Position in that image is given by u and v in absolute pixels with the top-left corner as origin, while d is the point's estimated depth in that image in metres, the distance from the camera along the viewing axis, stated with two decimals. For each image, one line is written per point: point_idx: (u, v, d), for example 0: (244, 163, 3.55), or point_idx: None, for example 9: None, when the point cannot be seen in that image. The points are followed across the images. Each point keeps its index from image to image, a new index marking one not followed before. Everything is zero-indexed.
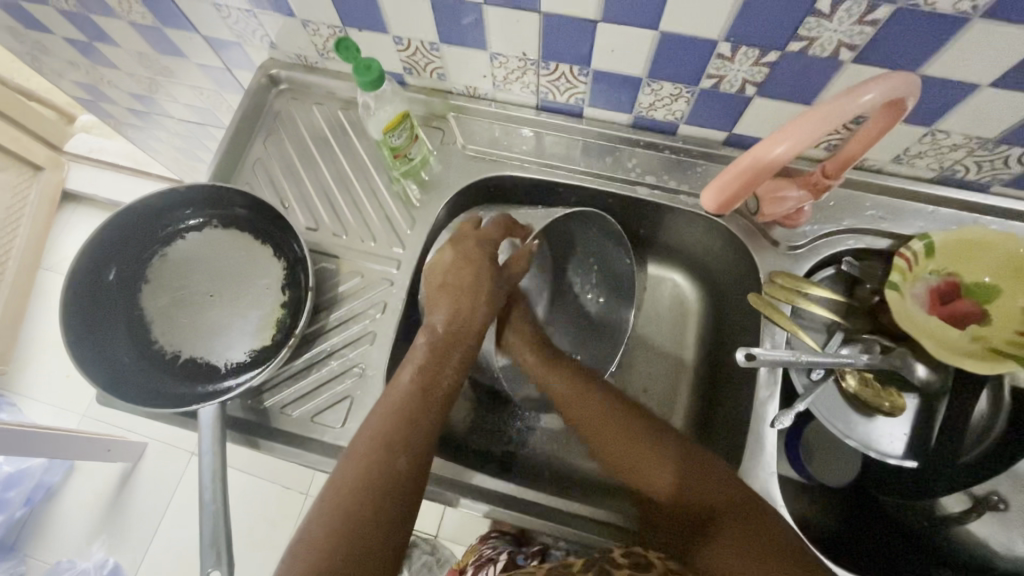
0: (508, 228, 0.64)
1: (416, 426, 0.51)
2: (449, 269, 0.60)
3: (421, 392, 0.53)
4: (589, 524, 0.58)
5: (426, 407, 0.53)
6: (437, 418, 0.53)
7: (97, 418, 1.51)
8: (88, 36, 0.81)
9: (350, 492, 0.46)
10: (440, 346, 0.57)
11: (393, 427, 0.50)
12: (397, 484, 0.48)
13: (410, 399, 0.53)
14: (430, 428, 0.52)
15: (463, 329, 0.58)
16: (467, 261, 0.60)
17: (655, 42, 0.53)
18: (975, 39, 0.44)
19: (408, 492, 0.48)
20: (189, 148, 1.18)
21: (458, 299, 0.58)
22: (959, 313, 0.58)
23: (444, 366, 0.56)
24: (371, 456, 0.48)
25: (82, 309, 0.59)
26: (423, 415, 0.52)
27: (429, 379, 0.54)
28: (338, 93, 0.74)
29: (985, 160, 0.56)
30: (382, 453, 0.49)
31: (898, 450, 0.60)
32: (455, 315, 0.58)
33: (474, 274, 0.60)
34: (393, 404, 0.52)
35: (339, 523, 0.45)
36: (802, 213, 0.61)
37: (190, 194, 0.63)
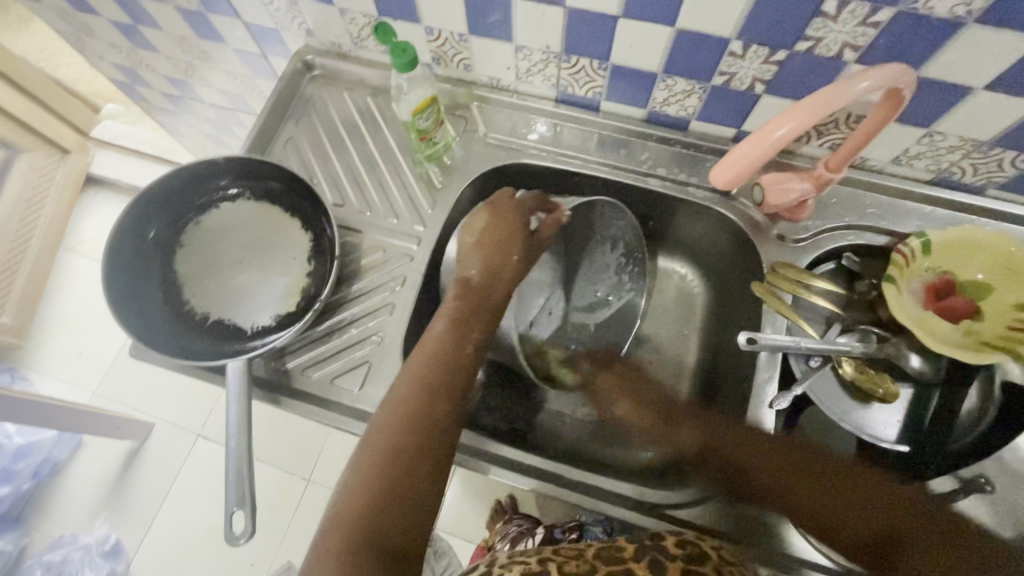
0: (540, 202, 0.66)
1: (452, 369, 0.54)
2: (488, 236, 0.63)
3: (451, 344, 0.56)
4: (618, 496, 0.60)
5: (461, 354, 0.56)
6: (469, 369, 0.56)
7: (107, 396, 1.53)
8: (133, 19, 0.86)
9: (393, 431, 0.50)
10: (475, 301, 0.59)
11: (429, 372, 0.54)
12: (435, 431, 0.51)
13: (443, 350, 0.55)
14: (464, 373, 0.55)
15: (494, 283, 0.61)
16: (501, 223, 0.63)
17: (671, 39, 0.57)
18: (970, 43, 0.48)
19: (445, 434, 0.51)
20: (215, 134, 1.23)
21: (493, 256, 0.62)
22: (953, 308, 0.61)
23: (477, 314, 0.59)
24: (408, 404, 0.51)
25: (122, 266, 0.62)
26: (454, 368, 0.54)
27: (461, 326, 0.57)
28: (368, 81, 0.78)
29: (979, 163, 0.60)
30: (421, 401, 0.52)
31: (892, 436, 0.62)
32: (488, 270, 0.61)
33: (508, 234, 0.63)
34: (429, 356, 0.55)
35: (382, 458, 0.48)
36: (805, 207, 0.64)
37: (227, 164, 0.67)
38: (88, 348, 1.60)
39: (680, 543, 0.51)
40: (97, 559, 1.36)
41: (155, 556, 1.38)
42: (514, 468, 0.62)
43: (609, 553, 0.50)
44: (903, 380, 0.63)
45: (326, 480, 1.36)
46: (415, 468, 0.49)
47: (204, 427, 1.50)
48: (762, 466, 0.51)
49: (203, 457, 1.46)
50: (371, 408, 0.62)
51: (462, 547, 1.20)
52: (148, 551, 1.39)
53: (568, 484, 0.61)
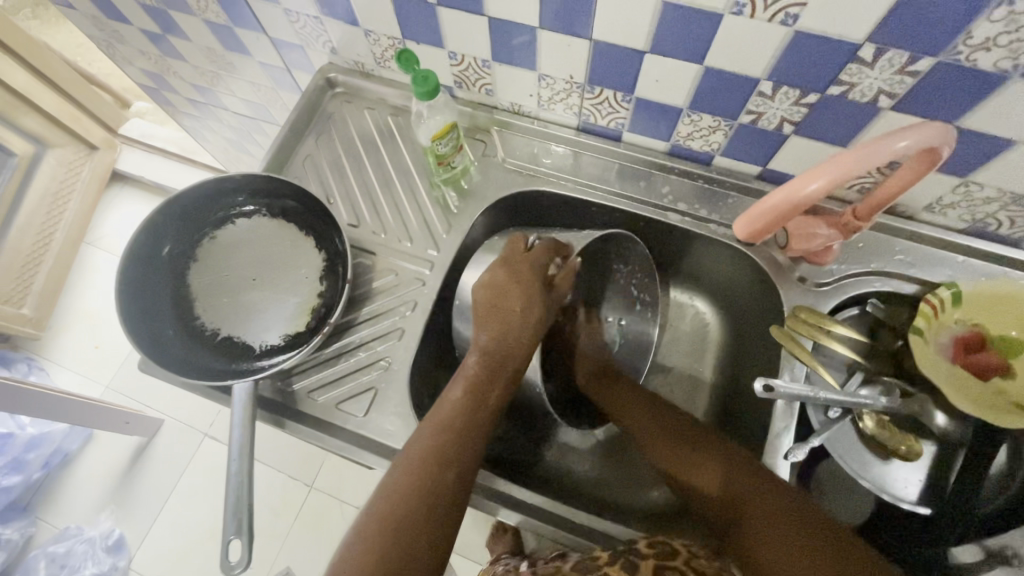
0: (554, 250, 0.64)
1: (464, 440, 0.53)
2: (512, 297, 0.60)
3: (468, 412, 0.55)
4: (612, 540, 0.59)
5: (473, 423, 0.55)
6: (482, 441, 0.55)
7: (119, 391, 1.55)
8: (162, 29, 0.87)
9: (401, 499, 0.49)
10: (493, 368, 0.58)
11: (443, 440, 0.52)
12: (444, 502, 0.50)
13: (459, 418, 0.54)
14: (476, 444, 0.54)
15: (512, 348, 0.58)
16: (515, 282, 0.60)
17: (698, 76, 0.55)
18: (1015, 97, 0.45)
19: (451, 508, 0.50)
20: (238, 140, 1.24)
21: (510, 321, 0.59)
22: (983, 363, 0.58)
23: (494, 384, 0.57)
24: (417, 474, 0.50)
25: (135, 280, 0.62)
26: (471, 436, 0.54)
27: (477, 396, 0.56)
28: (388, 100, 0.78)
29: (1018, 216, 0.57)
30: (428, 471, 0.51)
31: (913, 496, 0.59)
32: (504, 335, 0.58)
33: (524, 295, 0.60)
34: (445, 426, 0.53)
35: (387, 527, 0.47)
36: (831, 251, 0.62)
37: (245, 181, 0.67)
38: (104, 342, 1.63)
39: (652, 544, 0.53)
40: (100, 553, 1.36)
41: (157, 555, 1.39)
42: (508, 504, 0.61)
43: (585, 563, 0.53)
44: (925, 436, 0.61)
45: (329, 488, 1.35)
46: (421, 541, 0.47)
47: (212, 427, 1.51)
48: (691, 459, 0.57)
49: (209, 457, 1.47)
50: (375, 434, 0.61)
51: (461, 565, 1.18)
52: (150, 548, 1.39)
53: (556, 520, 0.60)
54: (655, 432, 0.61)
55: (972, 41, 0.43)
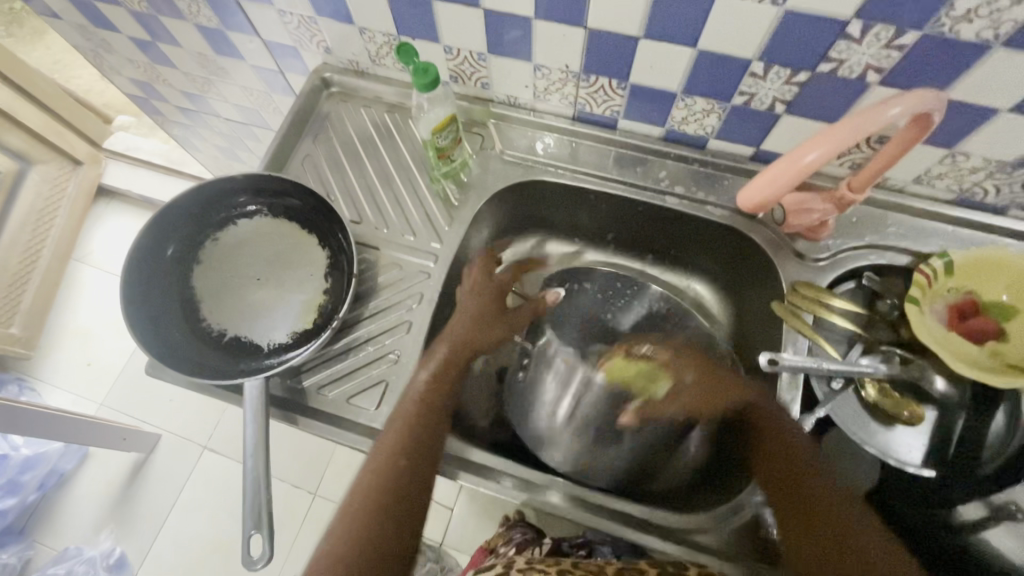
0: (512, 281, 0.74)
1: (422, 423, 0.59)
2: (471, 314, 0.68)
3: (418, 412, 0.60)
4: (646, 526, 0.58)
5: (433, 407, 0.61)
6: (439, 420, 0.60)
7: (114, 407, 1.53)
8: (152, 35, 0.87)
9: (371, 475, 0.56)
10: (440, 370, 0.63)
11: (397, 439, 0.57)
12: (405, 475, 0.56)
13: (409, 418, 0.59)
14: (434, 423, 0.60)
15: (468, 343, 0.66)
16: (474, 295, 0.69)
17: (691, 59, 0.57)
18: (997, 67, 0.47)
19: (416, 480, 0.57)
20: (229, 147, 1.24)
21: (468, 327, 0.67)
22: (979, 329, 0.60)
23: (451, 372, 0.64)
24: (381, 464, 0.56)
25: (140, 282, 0.62)
26: (422, 434, 0.59)
27: (436, 383, 0.62)
28: (384, 98, 0.79)
29: (1003, 184, 0.59)
30: (393, 449, 0.57)
31: (916, 459, 0.60)
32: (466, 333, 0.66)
33: (478, 305, 0.68)
34: (401, 413, 0.59)
35: (365, 496, 0.55)
36: (826, 226, 0.64)
37: (246, 181, 0.67)
38: (97, 359, 1.60)
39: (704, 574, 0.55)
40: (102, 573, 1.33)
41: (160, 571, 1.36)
42: (515, 484, 0.61)
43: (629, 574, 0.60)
44: (927, 402, 0.62)
45: (333, 494, 1.34)
46: (384, 507, 0.55)
47: (211, 439, 1.48)
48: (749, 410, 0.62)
49: (209, 469, 1.45)
50: None
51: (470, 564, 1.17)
52: (153, 565, 1.37)
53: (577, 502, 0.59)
54: (703, 376, 0.65)
55: (955, 12, 0.45)
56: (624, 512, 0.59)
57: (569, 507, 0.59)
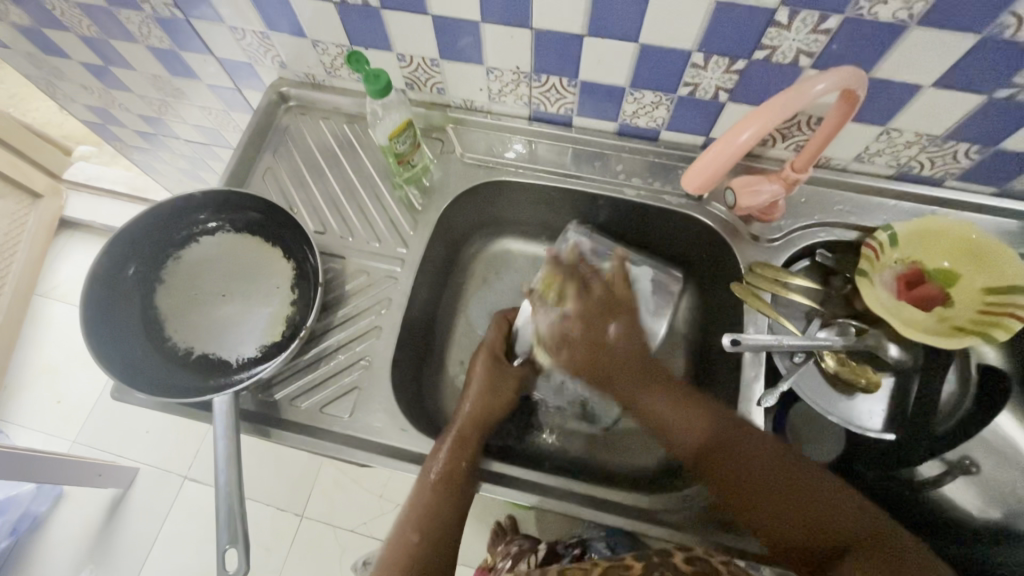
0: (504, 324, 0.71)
1: (443, 505, 0.56)
2: (485, 378, 0.64)
3: (439, 491, 0.57)
4: (657, 519, 0.59)
5: (450, 486, 0.57)
6: (459, 498, 0.57)
7: (88, 443, 1.48)
8: (104, 60, 0.86)
9: (394, 561, 0.53)
10: (457, 445, 0.59)
11: (422, 519, 0.55)
12: (426, 562, 0.53)
13: (436, 498, 0.56)
14: (450, 503, 0.57)
15: (492, 410, 0.63)
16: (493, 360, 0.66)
17: (634, 54, 0.59)
18: (914, 45, 0.50)
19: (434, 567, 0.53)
20: (192, 169, 1.23)
21: (485, 395, 0.63)
22: (924, 296, 0.63)
23: (469, 445, 0.60)
24: (399, 552, 0.54)
25: (101, 305, 0.62)
26: (451, 514, 0.56)
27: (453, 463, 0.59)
28: (343, 109, 0.79)
29: (937, 156, 0.62)
30: (407, 532, 0.55)
31: (879, 425, 0.63)
32: (486, 396, 0.63)
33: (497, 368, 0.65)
34: (418, 495, 0.57)
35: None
36: (777, 208, 0.66)
37: (205, 198, 0.67)
38: (67, 396, 1.55)
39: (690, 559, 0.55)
40: None
41: None
42: (497, 479, 0.61)
43: (618, 570, 0.55)
44: (883, 368, 0.65)
45: (321, 514, 1.31)
46: None
47: (191, 468, 1.45)
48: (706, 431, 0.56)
49: (191, 499, 1.41)
50: (364, 433, 0.62)
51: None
52: None
53: (576, 497, 0.60)
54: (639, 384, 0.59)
55: None
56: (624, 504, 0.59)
57: (569, 502, 0.60)
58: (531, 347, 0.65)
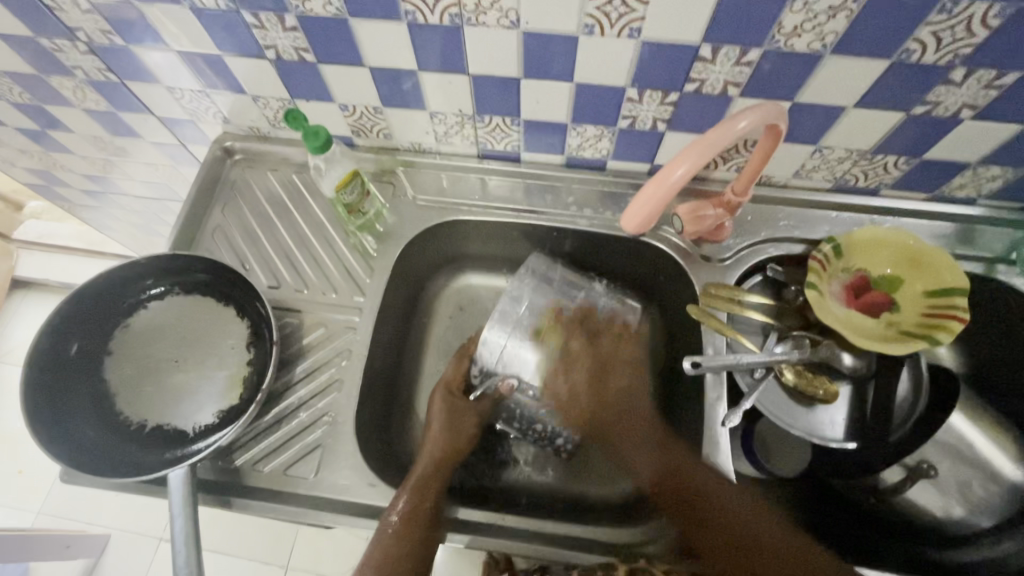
0: (462, 358, 0.70)
1: (407, 543, 0.56)
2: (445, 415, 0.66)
3: (403, 532, 0.56)
4: (628, 550, 0.59)
5: (415, 527, 0.57)
6: (427, 535, 0.57)
7: (54, 514, 1.42)
8: (40, 124, 0.84)
9: None
10: (419, 487, 0.59)
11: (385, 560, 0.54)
12: None
13: (400, 538, 0.56)
14: (415, 542, 0.56)
15: (456, 443, 0.65)
16: (454, 402, 0.67)
17: (572, 93, 0.60)
18: (833, 71, 0.53)
19: None
20: (146, 223, 1.20)
21: (445, 431, 0.65)
22: (872, 303, 0.65)
23: (435, 482, 0.61)
24: None
25: (43, 385, 0.59)
26: (415, 552, 0.56)
27: (417, 502, 0.58)
28: (291, 159, 0.78)
29: (869, 169, 0.65)
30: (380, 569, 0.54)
31: (840, 434, 0.65)
32: (448, 430, 0.65)
33: (455, 407, 0.67)
34: (383, 537, 0.56)
35: None
36: (724, 229, 0.68)
37: (150, 264, 0.65)
38: (28, 466, 1.48)
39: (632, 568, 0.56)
40: None
41: None
42: (460, 527, 0.60)
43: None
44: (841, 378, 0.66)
45: (306, 565, 1.27)
46: None
47: (167, 529, 1.39)
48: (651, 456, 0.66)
49: (168, 562, 1.35)
50: (331, 493, 0.60)
51: None
52: None
53: (540, 535, 0.59)
54: (592, 406, 0.69)
55: (785, 30, 0.49)
56: (589, 537, 0.59)
57: (540, 543, 0.59)
58: (488, 372, 0.66)
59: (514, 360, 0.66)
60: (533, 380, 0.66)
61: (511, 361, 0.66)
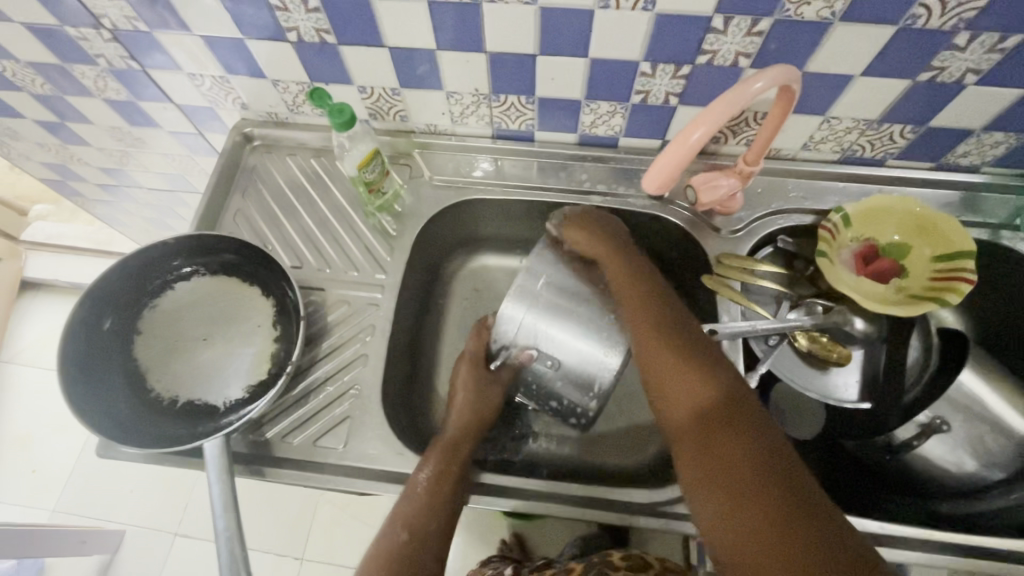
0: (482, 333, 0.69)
1: (429, 511, 0.57)
2: (467, 388, 0.67)
3: (427, 498, 0.57)
4: (660, 510, 0.60)
5: (437, 496, 0.58)
6: (444, 509, 0.58)
7: (69, 511, 1.42)
8: (60, 116, 0.86)
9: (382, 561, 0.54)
10: (443, 451, 0.62)
11: (413, 514, 0.56)
12: (417, 548, 0.55)
13: (427, 497, 0.58)
14: (437, 509, 0.57)
15: (481, 413, 0.66)
16: (477, 379, 0.67)
17: (586, 68, 0.62)
18: (840, 39, 0.55)
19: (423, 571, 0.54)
20: (158, 217, 1.21)
21: (467, 401, 0.66)
22: (880, 269, 0.66)
23: (457, 452, 0.62)
24: (386, 546, 0.55)
25: (78, 362, 0.61)
26: (438, 518, 0.57)
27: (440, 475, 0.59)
28: (309, 144, 0.80)
29: (876, 138, 0.67)
30: (411, 535, 0.55)
31: (854, 395, 0.67)
32: (472, 402, 0.66)
33: (479, 381, 0.67)
34: (411, 498, 0.57)
35: None
36: (736, 200, 0.70)
37: (177, 244, 0.67)
38: (43, 464, 1.49)
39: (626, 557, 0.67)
40: None
41: None
42: (489, 491, 0.62)
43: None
44: (852, 342, 0.68)
45: (323, 555, 1.28)
46: None
47: (182, 523, 1.40)
48: (708, 382, 0.55)
49: (184, 556, 1.36)
50: (359, 462, 0.62)
51: None
52: None
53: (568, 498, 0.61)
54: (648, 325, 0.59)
55: None
56: (616, 501, 0.61)
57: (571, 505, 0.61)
58: (508, 344, 0.64)
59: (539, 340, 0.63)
60: (554, 352, 0.63)
61: (533, 330, 0.63)
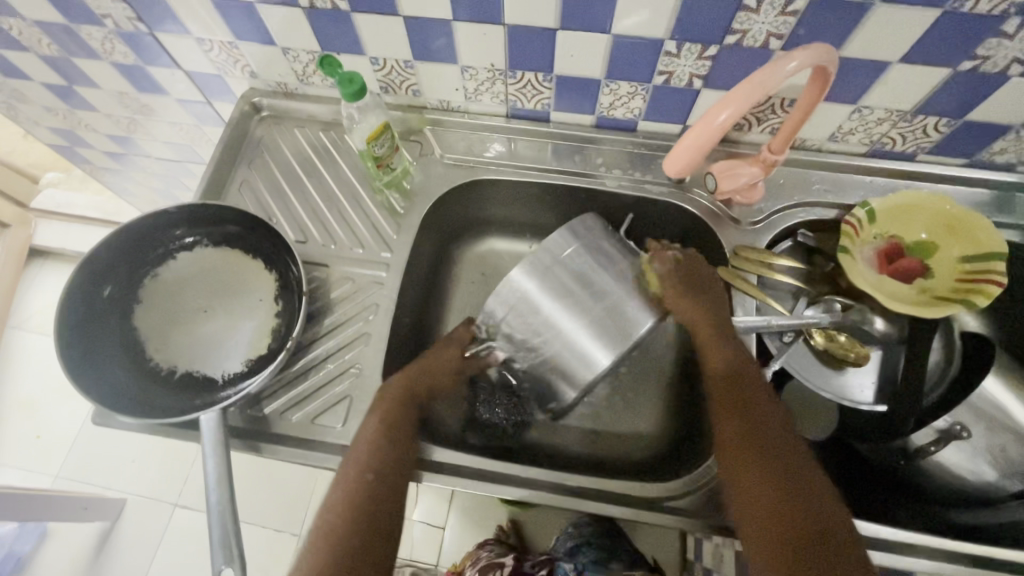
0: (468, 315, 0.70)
1: (388, 462, 0.55)
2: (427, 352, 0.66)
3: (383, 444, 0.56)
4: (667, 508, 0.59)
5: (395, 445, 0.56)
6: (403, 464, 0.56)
7: (71, 477, 1.44)
8: (68, 79, 0.84)
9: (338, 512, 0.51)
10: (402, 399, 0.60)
11: (370, 457, 0.55)
12: (381, 499, 0.53)
13: (383, 442, 0.56)
14: (397, 460, 0.56)
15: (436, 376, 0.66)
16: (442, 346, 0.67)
17: (608, 45, 0.59)
18: (880, 22, 0.52)
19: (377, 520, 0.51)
20: (165, 188, 1.20)
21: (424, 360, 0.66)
22: (905, 268, 0.63)
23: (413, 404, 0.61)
24: (347, 497, 0.52)
25: (76, 328, 0.60)
26: (395, 470, 0.55)
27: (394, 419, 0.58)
28: (318, 116, 0.78)
29: (908, 131, 0.64)
30: (365, 480, 0.53)
31: (869, 397, 0.64)
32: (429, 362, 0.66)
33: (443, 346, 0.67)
34: (370, 443, 0.56)
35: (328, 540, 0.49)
36: (757, 190, 0.67)
37: (180, 213, 0.65)
38: (47, 430, 1.50)
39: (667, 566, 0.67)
40: None
41: None
42: (485, 479, 0.60)
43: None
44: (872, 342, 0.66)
45: None
46: (361, 549, 0.49)
47: (181, 495, 1.40)
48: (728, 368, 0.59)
49: (182, 527, 1.37)
50: None
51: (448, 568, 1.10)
52: None
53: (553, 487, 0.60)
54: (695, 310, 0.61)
55: None
56: (613, 495, 0.59)
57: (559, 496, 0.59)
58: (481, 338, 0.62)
59: (512, 334, 0.59)
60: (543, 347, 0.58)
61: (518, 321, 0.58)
